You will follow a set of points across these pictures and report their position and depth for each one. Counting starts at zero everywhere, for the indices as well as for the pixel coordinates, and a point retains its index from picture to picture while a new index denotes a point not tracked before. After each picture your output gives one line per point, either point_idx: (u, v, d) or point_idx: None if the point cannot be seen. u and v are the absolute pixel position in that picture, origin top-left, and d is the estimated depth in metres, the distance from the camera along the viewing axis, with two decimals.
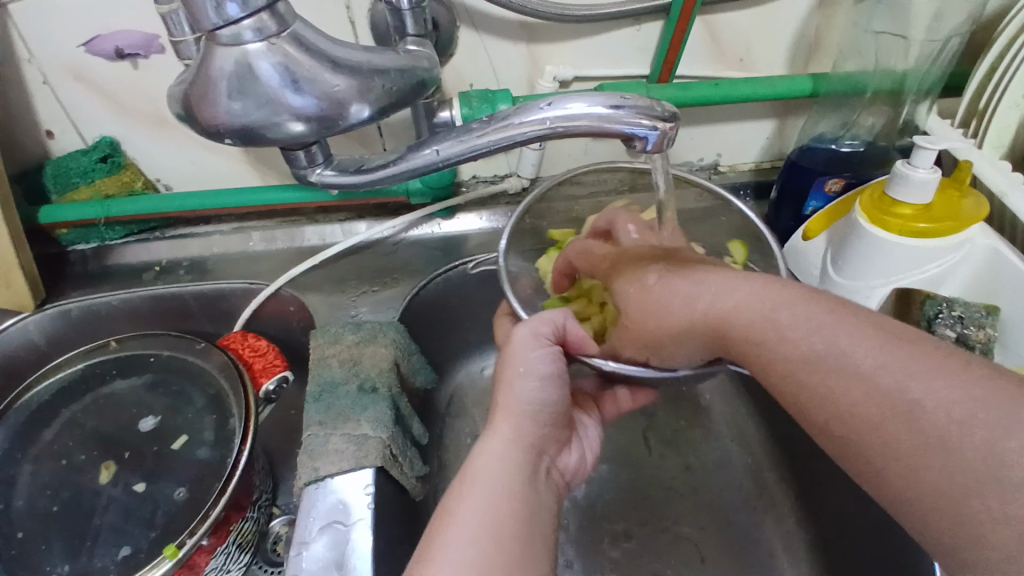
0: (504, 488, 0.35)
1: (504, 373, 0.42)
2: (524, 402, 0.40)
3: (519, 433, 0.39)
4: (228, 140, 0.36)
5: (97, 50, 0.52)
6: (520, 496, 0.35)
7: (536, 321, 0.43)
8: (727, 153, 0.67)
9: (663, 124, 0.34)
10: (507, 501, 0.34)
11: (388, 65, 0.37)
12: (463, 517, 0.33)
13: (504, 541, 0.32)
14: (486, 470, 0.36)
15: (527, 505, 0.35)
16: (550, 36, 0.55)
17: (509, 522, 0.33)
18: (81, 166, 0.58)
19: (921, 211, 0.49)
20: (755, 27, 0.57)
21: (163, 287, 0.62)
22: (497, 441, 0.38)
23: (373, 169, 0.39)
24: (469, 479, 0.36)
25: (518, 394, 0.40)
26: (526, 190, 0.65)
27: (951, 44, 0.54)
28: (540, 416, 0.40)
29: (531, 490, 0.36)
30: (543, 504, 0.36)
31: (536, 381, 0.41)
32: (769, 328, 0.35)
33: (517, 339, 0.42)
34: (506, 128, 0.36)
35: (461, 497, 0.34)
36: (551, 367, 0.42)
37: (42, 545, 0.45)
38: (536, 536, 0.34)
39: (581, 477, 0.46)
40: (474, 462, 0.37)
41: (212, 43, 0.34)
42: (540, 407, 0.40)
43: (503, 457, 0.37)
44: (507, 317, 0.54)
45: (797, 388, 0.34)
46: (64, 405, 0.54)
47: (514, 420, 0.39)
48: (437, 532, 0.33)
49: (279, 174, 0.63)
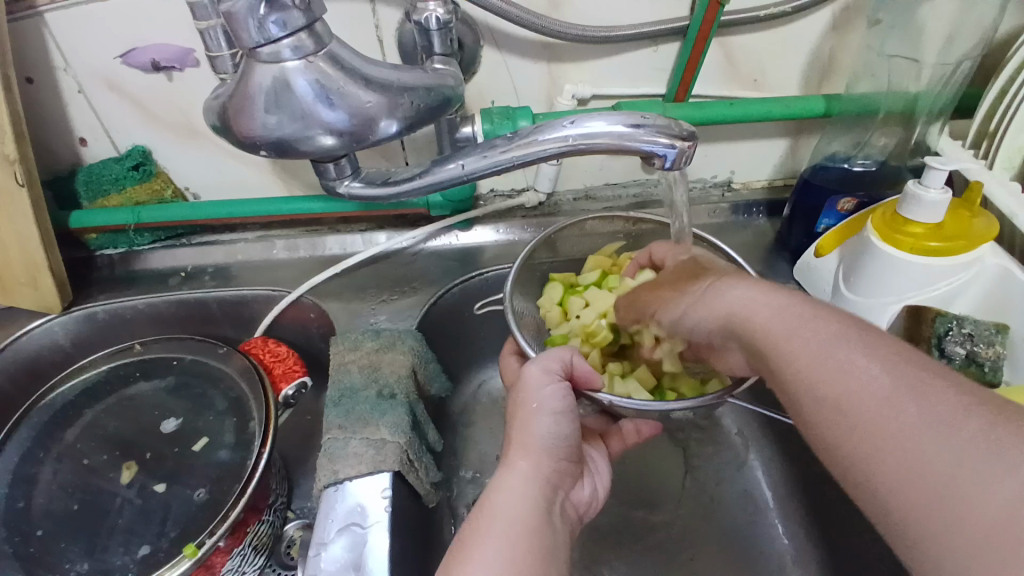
0: (521, 523, 0.36)
1: (519, 411, 0.43)
2: (544, 437, 0.41)
3: (537, 469, 0.40)
4: (263, 152, 0.38)
5: (133, 63, 0.55)
6: (538, 532, 0.36)
7: (545, 358, 0.45)
8: (741, 170, 0.68)
9: (681, 143, 0.36)
10: (524, 537, 0.35)
11: (416, 83, 0.39)
12: (483, 553, 0.34)
13: None
14: (503, 508, 0.37)
15: (543, 540, 0.36)
16: (570, 56, 0.56)
17: (527, 560, 0.34)
18: (114, 173, 0.61)
19: (932, 230, 0.50)
20: (770, 48, 0.58)
21: (187, 293, 0.64)
22: (516, 475, 0.39)
23: (400, 181, 0.41)
24: (488, 513, 0.36)
25: (535, 431, 0.41)
26: (542, 204, 0.67)
27: (962, 67, 0.55)
28: (557, 452, 0.41)
29: (548, 525, 0.37)
30: (560, 539, 0.37)
31: (550, 417, 0.42)
32: (794, 344, 0.35)
33: (530, 378, 0.44)
34: (529, 145, 0.37)
35: (479, 534, 0.35)
36: (563, 402, 0.43)
37: (62, 542, 0.46)
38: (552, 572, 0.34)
39: (594, 511, 0.47)
40: (492, 499, 0.38)
41: (252, 60, 0.35)
42: (556, 443, 0.41)
43: (522, 493, 0.38)
44: (513, 355, 0.55)
45: (816, 398, 0.33)
46: (88, 405, 0.55)
47: (531, 456, 0.40)
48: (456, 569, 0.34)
49: (304, 185, 0.64)
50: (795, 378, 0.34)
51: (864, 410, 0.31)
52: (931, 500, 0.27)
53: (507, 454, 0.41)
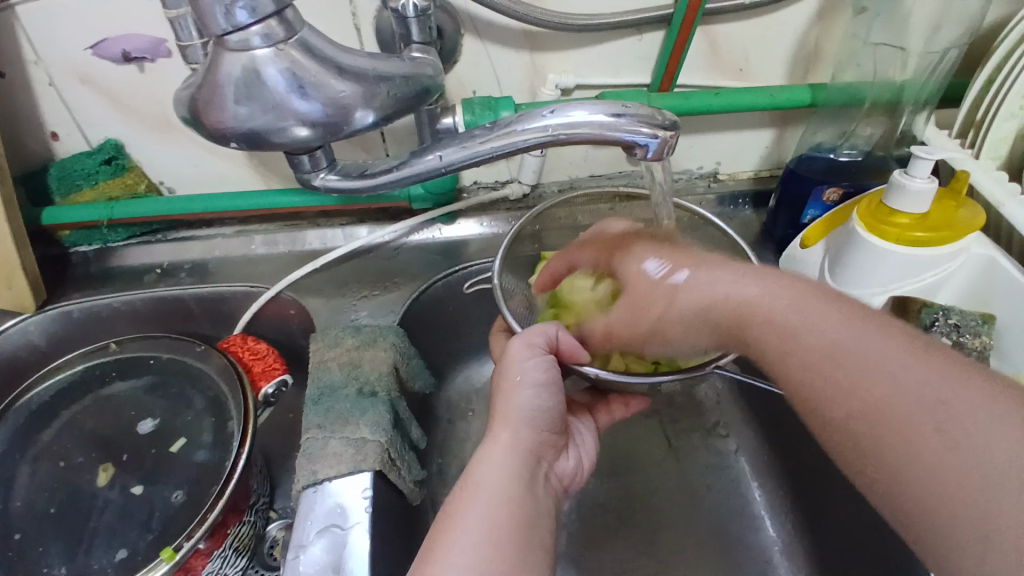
0: (503, 495, 0.35)
1: (502, 382, 0.42)
2: (524, 409, 0.40)
3: (517, 439, 0.39)
4: (234, 144, 0.36)
5: (104, 54, 0.53)
6: (517, 501, 0.35)
7: (529, 332, 0.44)
8: (727, 161, 0.67)
9: (664, 133, 0.35)
10: (507, 509, 0.34)
11: (392, 72, 0.38)
12: (464, 522, 0.33)
13: (502, 550, 0.32)
14: (484, 478, 0.36)
15: (525, 509, 0.35)
16: (553, 45, 0.55)
17: (506, 530, 0.33)
18: (86, 168, 0.59)
19: (917, 220, 0.50)
20: (756, 36, 0.57)
21: (164, 290, 0.62)
22: (496, 446, 0.38)
23: (376, 174, 0.40)
24: (470, 487, 0.35)
25: (516, 403, 0.40)
26: (526, 196, 0.66)
27: (949, 56, 0.54)
28: (538, 422, 0.41)
29: (529, 496, 0.36)
30: (542, 508, 0.36)
31: (531, 390, 0.41)
32: (806, 328, 0.36)
33: (511, 352, 0.43)
34: (508, 135, 0.36)
35: (461, 506, 0.34)
36: (545, 374, 0.42)
37: (39, 547, 0.45)
38: (535, 543, 0.34)
39: (578, 482, 0.46)
40: (472, 470, 0.37)
41: (220, 49, 0.34)
42: (537, 414, 0.41)
43: (502, 463, 0.37)
44: (503, 333, 0.55)
45: (822, 381, 0.34)
46: (63, 406, 0.54)
47: (511, 427, 0.39)
48: (438, 540, 0.33)
49: (283, 178, 0.63)
50: (808, 354, 0.35)
51: (874, 388, 0.32)
52: (955, 487, 0.28)
53: (490, 428, 0.40)
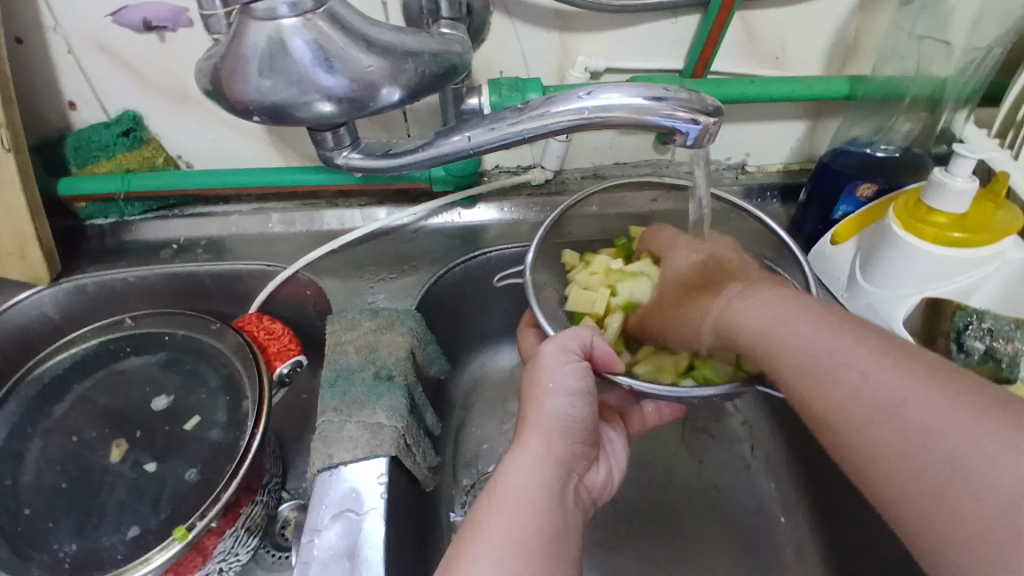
0: (533, 509, 0.34)
1: (533, 389, 0.41)
2: (557, 419, 0.39)
3: (548, 451, 0.38)
4: (256, 119, 0.35)
5: (124, 22, 0.52)
6: (547, 514, 0.35)
7: (563, 336, 0.42)
8: (756, 153, 0.66)
9: (705, 118, 0.33)
10: (536, 522, 0.34)
11: (422, 48, 0.36)
12: (491, 533, 0.33)
13: (532, 564, 0.32)
14: (513, 488, 0.36)
15: (554, 523, 0.35)
16: (585, 25, 0.53)
17: (536, 543, 0.33)
18: (102, 139, 0.58)
19: (956, 220, 0.48)
20: (794, 23, 0.55)
21: (180, 266, 0.62)
22: (527, 458, 0.37)
23: (402, 153, 0.39)
24: (499, 497, 0.35)
25: (548, 412, 0.39)
26: (549, 182, 0.64)
27: (993, 54, 0.52)
28: (570, 433, 0.40)
29: (559, 511, 0.35)
30: (571, 522, 0.36)
31: (565, 398, 0.40)
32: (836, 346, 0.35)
33: (544, 356, 0.42)
34: (541, 117, 0.35)
35: (490, 515, 0.34)
36: (582, 382, 0.41)
37: (50, 521, 0.45)
38: (563, 560, 0.33)
39: (609, 493, 0.45)
40: (502, 479, 0.36)
41: (246, 18, 0.33)
42: (570, 424, 0.40)
43: (532, 474, 0.36)
44: (531, 329, 0.55)
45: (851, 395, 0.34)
46: (77, 380, 0.53)
47: (543, 437, 0.39)
48: (465, 547, 0.33)
49: (301, 156, 0.62)
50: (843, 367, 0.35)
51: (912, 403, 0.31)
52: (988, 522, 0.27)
53: (520, 437, 0.39)
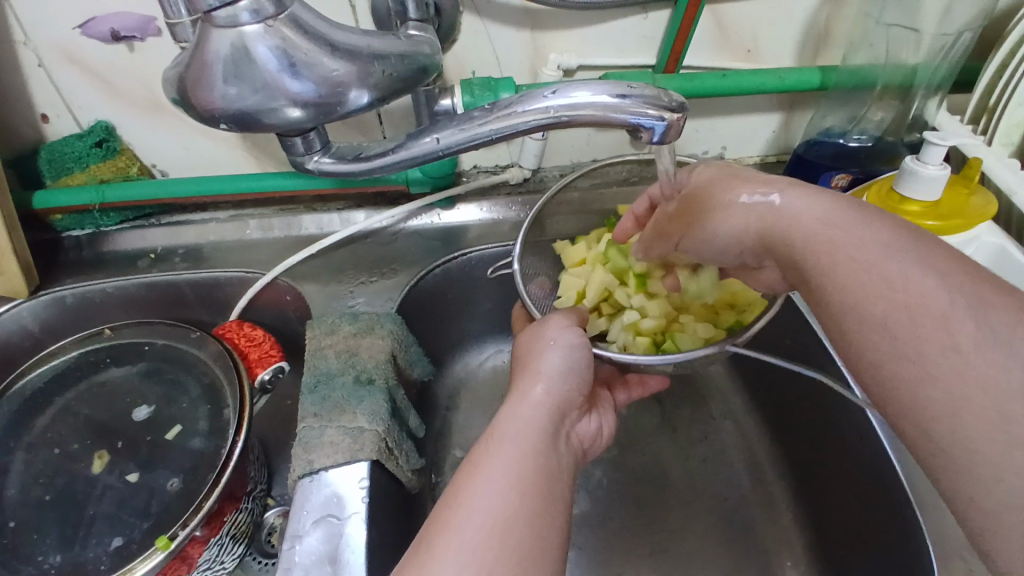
0: (529, 446, 0.34)
1: (535, 344, 0.42)
2: (557, 368, 0.40)
3: (549, 396, 0.38)
4: (224, 126, 0.35)
5: (92, 33, 0.51)
6: (544, 454, 0.34)
7: (564, 313, 0.46)
8: (732, 146, 0.66)
9: (670, 114, 0.33)
10: (533, 458, 0.33)
11: (388, 51, 0.36)
12: (490, 466, 0.32)
13: (527, 498, 0.31)
14: (511, 428, 0.35)
15: (551, 464, 0.34)
16: (555, 23, 0.53)
17: (532, 479, 0.32)
18: (76, 150, 0.58)
19: (928, 208, 0.49)
20: (765, 16, 0.55)
21: (158, 275, 0.61)
22: (527, 401, 0.37)
23: (372, 156, 0.38)
24: (495, 438, 0.34)
25: (548, 361, 0.40)
26: (527, 180, 0.65)
27: (962, 39, 0.52)
28: (570, 382, 0.40)
29: (554, 451, 0.35)
30: (565, 466, 0.35)
31: (564, 351, 0.41)
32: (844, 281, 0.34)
33: (548, 321, 0.44)
34: (508, 117, 0.35)
35: (488, 451, 0.33)
36: (578, 337, 0.42)
37: (35, 534, 0.44)
38: (557, 496, 0.33)
39: (599, 447, 0.45)
40: (501, 421, 0.36)
41: (208, 25, 0.33)
42: (569, 372, 0.40)
43: (531, 416, 0.36)
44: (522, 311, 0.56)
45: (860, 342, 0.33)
46: (58, 393, 0.53)
47: (544, 382, 0.39)
48: (462, 481, 0.32)
49: (277, 161, 0.62)
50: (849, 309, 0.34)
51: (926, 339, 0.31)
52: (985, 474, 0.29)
53: (517, 384, 0.39)
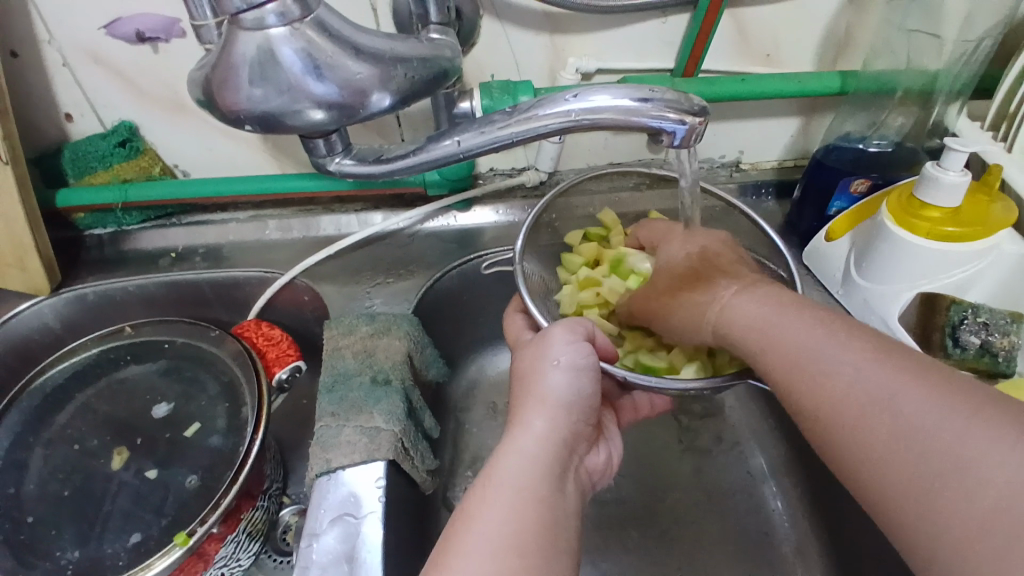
0: (530, 495, 0.33)
1: (536, 364, 0.41)
2: (561, 393, 0.39)
3: (552, 429, 0.37)
4: (248, 127, 0.35)
5: (118, 33, 0.52)
6: (546, 500, 0.34)
7: (570, 321, 0.43)
8: (750, 150, 0.66)
9: (692, 118, 0.34)
10: (533, 509, 0.33)
11: (410, 54, 0.37)
12: (486, 521, 0.32)
13: (528, 553, 0.31)
14: (511, 472, 0.34)
15: (554, 511, 0.33)
16: (574, 27, 0.54)
17: (534, 531, 0.32)
18: (100, 150, 0.59)
19: (949, 215, 0.48)
20: (784, 20, 0.55)
21: (179, 274, 0.62)
22: (529, 438, 0.36)
23: (392, 160, 0.39)
24: (493, 481, 0.34)
25: (550, 386, 0.39)
26: (544, 184, 0.65)
27: (982, 48, 0.52)
28: (575, 409, 0.39)
29: (558, 493, 0.35)
30: (570, 508, 0.35)
31: (568, 373, 0.39)
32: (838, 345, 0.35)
33: (551, 335, 0.42)
34: (529, 120, 0.35)
35: (485, 504, 0.33)
36: (585, 358, 0.40)
37: (54, 529, 0.45)
38: (561, 548, 0.32)
39: (608, 477, 0.45)
40: (498, 461, 0.35)
41: (235, 27, 0.33)
42: (574, 399, 0.39)
43: (532, 457, 0.35)
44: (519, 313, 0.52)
45: None
46: (78, 389, 0.54)
47: (547, 414, 0.38)
48: (456, 539, 0.32)
49: (298, 163, 0.62)
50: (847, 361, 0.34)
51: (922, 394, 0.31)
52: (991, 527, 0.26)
53: (519, 415, 0.38)
